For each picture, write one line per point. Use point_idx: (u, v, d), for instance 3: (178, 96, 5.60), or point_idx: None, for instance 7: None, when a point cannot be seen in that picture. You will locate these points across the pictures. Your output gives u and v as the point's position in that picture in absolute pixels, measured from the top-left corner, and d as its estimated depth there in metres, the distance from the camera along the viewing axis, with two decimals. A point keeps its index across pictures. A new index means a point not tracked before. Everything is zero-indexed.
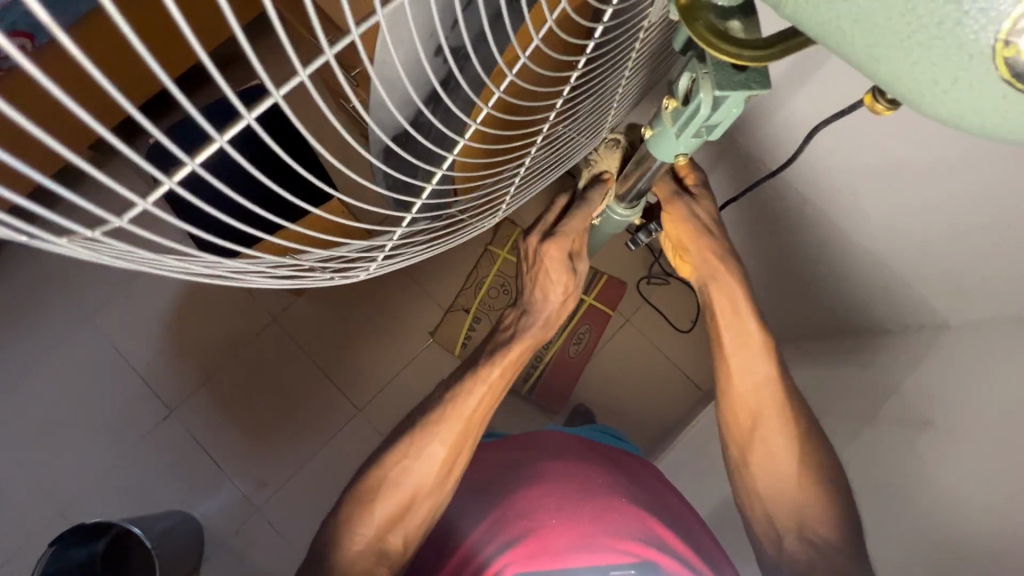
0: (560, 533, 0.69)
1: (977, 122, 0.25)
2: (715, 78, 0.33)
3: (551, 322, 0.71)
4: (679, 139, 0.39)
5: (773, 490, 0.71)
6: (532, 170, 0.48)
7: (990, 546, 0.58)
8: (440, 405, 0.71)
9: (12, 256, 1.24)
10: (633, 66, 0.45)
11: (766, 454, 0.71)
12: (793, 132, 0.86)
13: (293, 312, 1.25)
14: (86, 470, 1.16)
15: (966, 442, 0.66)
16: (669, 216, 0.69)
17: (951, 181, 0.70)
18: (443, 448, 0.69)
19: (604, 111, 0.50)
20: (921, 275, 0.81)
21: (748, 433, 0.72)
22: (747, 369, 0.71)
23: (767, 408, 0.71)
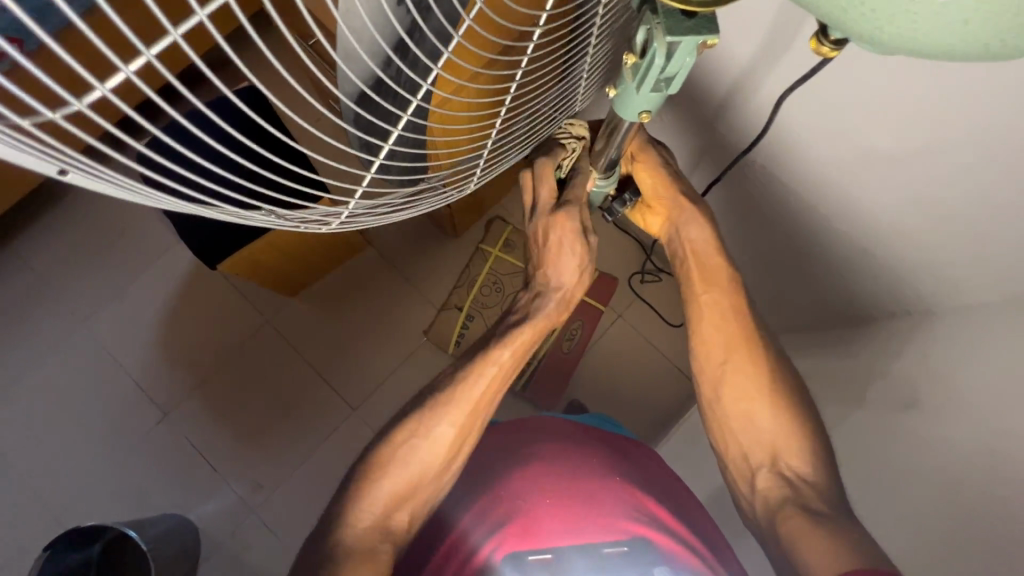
0: (553, 515, 0.70)
1: (893, 29, 0.25)
2: (667, 26, 0.34)
3: (562, 307, 0.71)
4: (639, 94, 0.40)
5: (746, 427, 0.71)
6: (501, 139, 0.49)
7: (979, 518, 0.58)
8: (448, 387, 0.69)
9: (6, 262, 1.25)
10: (596, 37, 0.46)
11: (741, 390, 0.71)
12: (754, 102, 0.86)
13: (286, 314, 1.26)
14: (81, 475, 1.15)
15: (952, 418, 0.67)
16: (642, 158, 0.75)
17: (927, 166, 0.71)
18: (450, 431, 0.68)
19: (573, 83, 0.51)
20: (902, 259, 0.82)
21: (719, 364, 0.73)
22: (715, 302, 0.74)
23: (734, 338, 0.73)
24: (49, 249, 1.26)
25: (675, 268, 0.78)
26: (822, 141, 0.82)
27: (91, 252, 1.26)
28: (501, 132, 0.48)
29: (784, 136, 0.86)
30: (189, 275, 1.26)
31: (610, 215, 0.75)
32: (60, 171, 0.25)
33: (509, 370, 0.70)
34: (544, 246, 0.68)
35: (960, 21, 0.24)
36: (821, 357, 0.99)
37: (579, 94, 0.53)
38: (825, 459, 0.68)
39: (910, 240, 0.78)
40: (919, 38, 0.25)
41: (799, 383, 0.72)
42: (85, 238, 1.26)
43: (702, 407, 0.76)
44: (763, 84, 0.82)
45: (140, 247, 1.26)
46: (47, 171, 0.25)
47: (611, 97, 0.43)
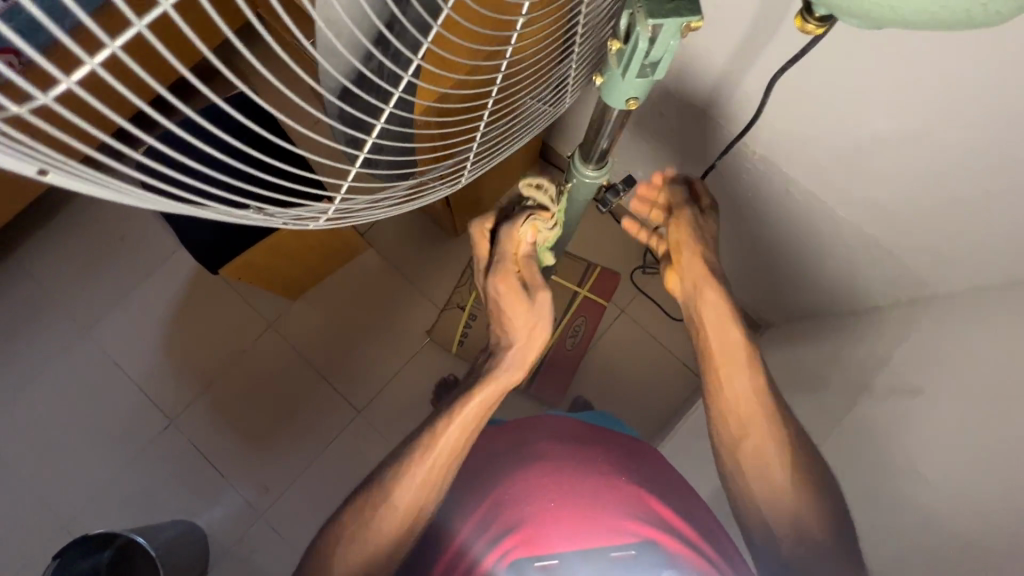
0: (564, 518, 0.69)
1: None
2: (648, 9, 0.34)
3: (518, 370, 0.70)
4: (625, 80, 0.40)
5: (767, 500, 0.68)
6: (492, 132, 0.49)
7: (986, 501, 0.58)
8: (406, 458, 0.67)
9: (10, 275, 1.26)
10: (584, 27, 0.45)
11: (745, 428, 0.70)
12: (737, 92, 0.82)
13: (288, 318, 1.26)
14: (89, 483, 1.16)
15: (956, 400, 0.67)
16: (676, 219, 0.76)
17: (919, 151, 0.70)
18: (413, 499, 0.66)
19: (562, 75, 0.50)
20: (900, 245, 0.81)
21: (739, 440, 0.70)
22: (736, 379, 0.71)
23: (755, 415, 0.70)
24: (52, 259, 1.27)
25: (697, 339, 0.77)
26: (799, 140, 0.81)
27: (93, 262, 1.27)
28: (490, 125, 0.48)
29: (772, 130, 0.84)
30: (192, 281, 1.26)
31: (604, 205, 0.74)
32: (40, 171, 0.24)
33: (476, 423, 0.69)
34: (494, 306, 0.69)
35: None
36: (826, 345, 0.98)
37: (570, 87, 0.53)
38: (819, 491, 0.67)
39: (912, 225, 0.78)
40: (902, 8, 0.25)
41: (819, 458, 0.69)
42: (87, 247, 1.27)
43: (723, 479, 0.73)
44: (749, 73, 0.78)
45: (143, 253, 1.27)
46: (28, 171, 0.24)
47: (597, 85, 0.43)
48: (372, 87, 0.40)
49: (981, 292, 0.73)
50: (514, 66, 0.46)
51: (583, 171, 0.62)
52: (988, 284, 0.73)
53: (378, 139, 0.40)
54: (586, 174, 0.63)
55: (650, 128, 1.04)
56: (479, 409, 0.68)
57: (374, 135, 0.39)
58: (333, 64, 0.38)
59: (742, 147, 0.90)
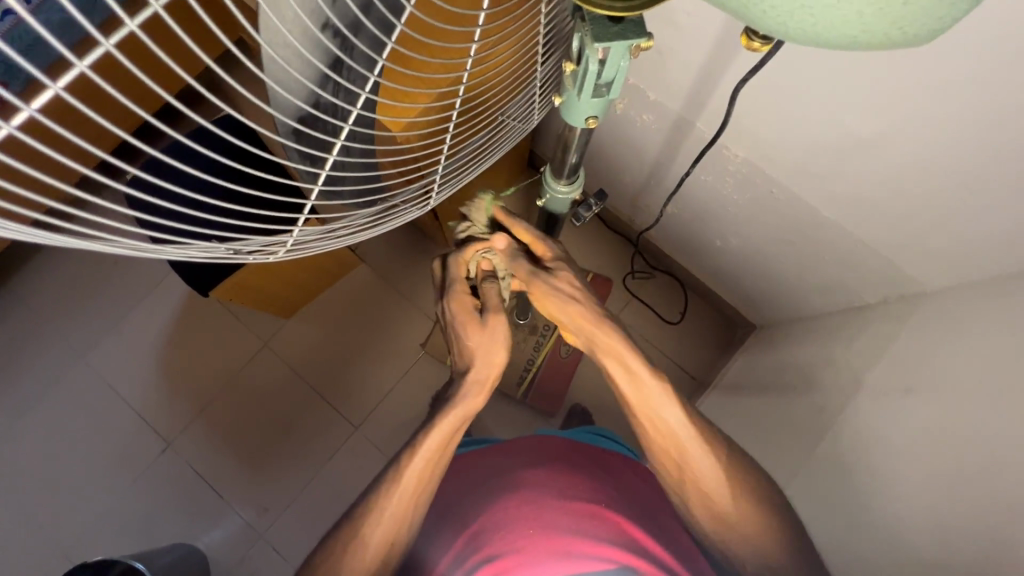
0: (541, 544, 0.65)
1: (795, 19, 0.26)
2: (593, 32, 0.34)
3: (480, 398, 0.71)
4: (582, 100, 0.41)
5: (722, 527, 0.65)
6: (460, 152, 0.50)
7: (981, 501, 0.57)
8: (375, 498, 0.66)
9: (4, 303, 1.26)
10: (546, 43, 0.46)
11: (689, 459, 0.66)
12: (712, 98, 0.82)
13: (283, 336, 1.26)
14: (88, 510, 1.16)
15: (946, 398, 0.67)
16: (535, 291, 0.72)
17: (897, 152, 0.70)
18: (383, 539, 0.65)
19: (527, 93, 0.52)
20: (887, 242, 0.82)
21: (682, 476, 0.67)
22: (661, 417, 0.67)
23: (686, 447, 0.66)
24: (45, 285, 1.27)
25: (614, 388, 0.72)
26: (782, 142, 0.82)
27: (88, 286, 1.27)
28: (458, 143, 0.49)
29: (753, 134, 0.84)
30: (185, 303, 1.27)
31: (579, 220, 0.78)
32: None
33: (438, 459, 0.68)
34: (451, 330, 0.74)
35: (851, 14, 0.25)
36: (818, 345, 0.98)
37: (537, 102, 0.53)
38: (755, 488, 0.66)
39: (897, 223, 0.78)
40: (817, 30, 0.26)
41: (762, 475, 0.67)
42: (80, 271, 1.28)
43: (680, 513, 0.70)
44: (722, 79, 0.78)
45: (136, 277, 1.28)
46: None
47: (558, 106, 0.43)
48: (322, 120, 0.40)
49: (969, 288, 0.74)
50: (475, 85, 0.47)
51: (555, 186, 0.63)
52: (976, 279, 0.73)
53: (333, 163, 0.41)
54: (559, 189, 0.63)
55: (634, 135, 1.04)
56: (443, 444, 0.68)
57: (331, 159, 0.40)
58: (281, 109, 0.37)
59: (724, 149, 0.90)
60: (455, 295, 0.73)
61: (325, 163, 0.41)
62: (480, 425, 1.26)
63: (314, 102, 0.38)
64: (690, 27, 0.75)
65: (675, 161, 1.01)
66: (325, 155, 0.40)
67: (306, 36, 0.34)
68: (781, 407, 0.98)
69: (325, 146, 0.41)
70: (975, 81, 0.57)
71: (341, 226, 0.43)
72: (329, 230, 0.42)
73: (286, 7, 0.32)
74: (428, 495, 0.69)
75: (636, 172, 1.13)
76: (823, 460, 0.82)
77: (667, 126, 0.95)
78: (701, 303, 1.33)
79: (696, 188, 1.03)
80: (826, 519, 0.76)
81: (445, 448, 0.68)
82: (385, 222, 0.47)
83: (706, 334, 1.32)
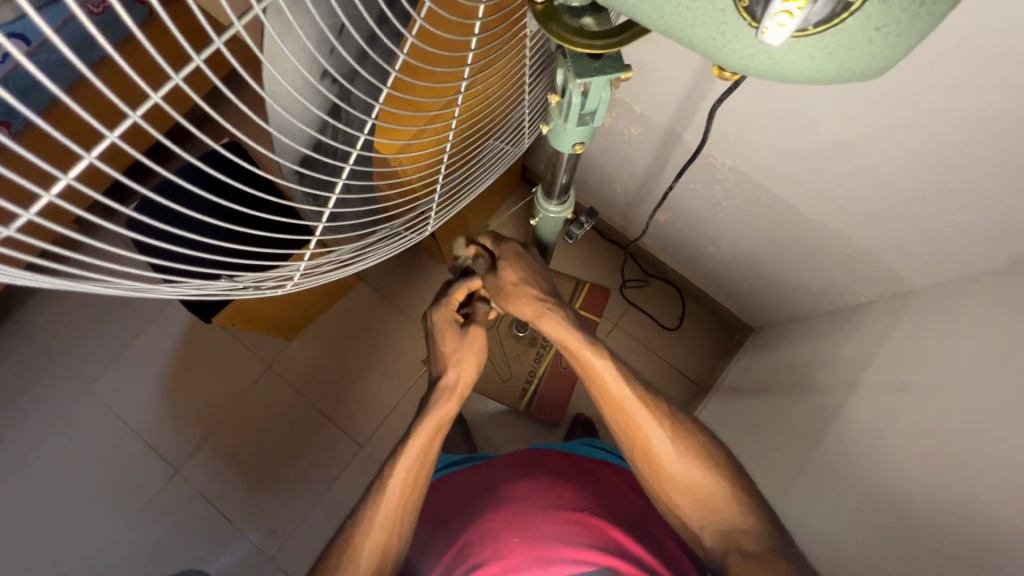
0: (525, 550, 0.66)
1: (753, 59, 0.29)
2: (575, 69, 0.37)
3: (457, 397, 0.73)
4: (568, 129, 0.43)
5: (680, 491, 0.66)
6: (453, 179, 0.52)
7: (978, 492, 0.58)
8: (365, 508, 0.67)
9: (8, 338, 1.27)
10: (532, 72, 0.48)
11: (640, 433, 0.68)
12: (697, 109, 0.84)
13: (287, 357, 1.28)
14: (98, 540, 1.16)
15: (939, 394, 0.68)
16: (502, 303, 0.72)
17: (877, 156, 0.73)
18: (375, 547, 0.65)
19: (516, 119, 0.54)
20: (877, 242, 0.83)
21: (634, 442, 0.68)
22: (609, 380, 0.69)
23: (635, 410, 0.68)
24: (48, 319, 1.28)
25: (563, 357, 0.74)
26: (768, 151, 0.84)
27: (89, 317, 1.28)
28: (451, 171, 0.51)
29: (740, 142, 0.86)
30: (187, 330, 1.28)
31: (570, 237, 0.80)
32: None
33: (417, 470, 0.69)
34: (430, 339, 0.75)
35: (803, 54, 0.28)
36: (814, 345, 0.99)
37: (527, 127, 0.56)
38: (709, 451, 0.67)
39: (885, 223, 0.80)
40: (776, 66, 0.29)
41: (715, 440, 0.69)
42: (81, 304, 1.29)
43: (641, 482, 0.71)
44: (708, 93, 0.80)
45: (138, 306, 1.29)
46: None
47: (546, 133, 0.45)
48: (322, 163, 0.42)
49: (959, 284, 0.75)
50: (467, 113, 0.49)
51: (547, 207, 0.64)
52: (966, 274, 0.74)
53: (336, 196, 0.43)
54: (550, 210, 0.65)
55: (623, 148, 1.06)
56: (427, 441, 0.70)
57: (333, 194, 0.42)
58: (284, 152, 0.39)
59: (712, 159, 0.92)
60: (444, 305, 0.73)
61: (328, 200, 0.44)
62: (485, 438, 1.27)
63: (314, 144, 0.41)
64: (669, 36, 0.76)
65: (664, 171, 1.03)
66: (326, 193, 0.43)
67: (303, 85, 0.36)
68: (779, 408, 0.99)
69: (327, 184, 0.43)
70: (953, 84, 0.59)
71: (323, 263, 0.44)
72: (321, 262, 0.44)
73: (285, 60, 0.35)
74: (415, 509, 0.70)
75: (627, 183, 1.15)
76: (824, 459, 0.83)
77: (655, 139, 0.97)
78: (698, 308, 1.34)
79: (686, 197, 1.05)
80: (828, 518, 0.77)
81: (429, 447, 0.70)
82: (379, 250, 0.49)
83: (705, 338, 1.33)
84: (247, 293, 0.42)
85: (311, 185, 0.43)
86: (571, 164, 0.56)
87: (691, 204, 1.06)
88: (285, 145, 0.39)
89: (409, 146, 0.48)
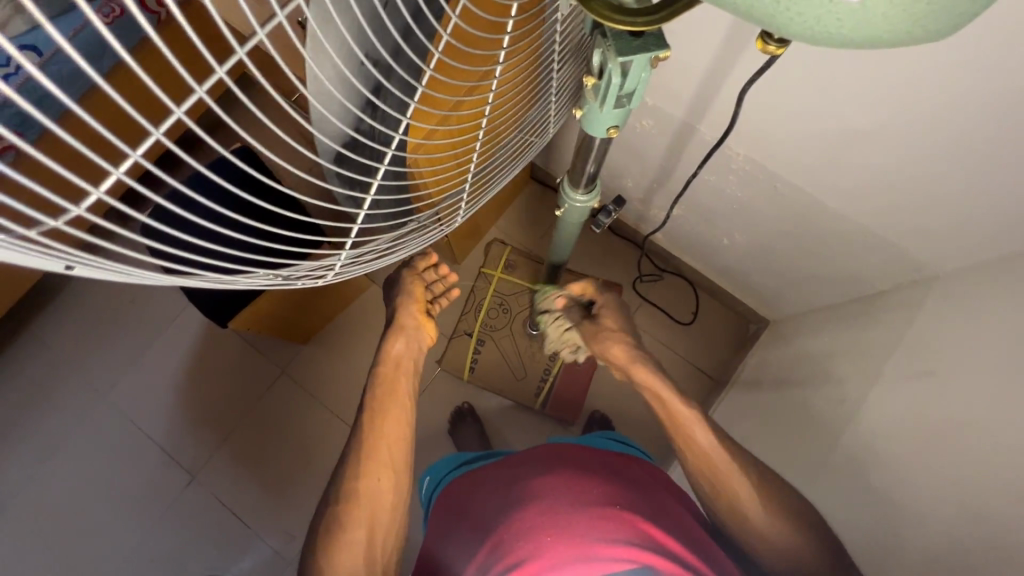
0: (563, 550, 0.64)
1: (820, 25, 0.28)
2: (616, 47, 0.36)
3: (405, 333, 0.80)
4: (604, 110, 0.42)
5: (765, 542, 0.70)
6: (480, 172, 0.53)
7: (1009, 471, 0.58)
8: (355, 450, 0.72)
9: (22, 349, 1.27)
10: (561, 58, 0.48)
11: (701, 451, 0.76)
12: (714, 101, 0.84)
13: (301, 362, 1.27)
14: (116, 547, 1.16)
15: (963, 378, 0.68)
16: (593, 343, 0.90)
17: (896, 142, 0.72)
18: (372, 483, 0.71)
19: (543, 108, 0.54)
20: (897, 229, 0.82)
21: (716, 488, 0.74)
22: (697, 433, 0.76)
23: (720, 460, 0.74)
24: (62, 329, 1.28)
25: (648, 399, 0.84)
26: (782, 140, 0.83)
27: (103, 325, 1.29)
28: (478, 163, 0.52)
29: (755, 132, 0.85)
30: (202, 335, 1.28)
31: (595, 228, 0.79)
32: (68, 266, 0.28)
33: (398, 407, 0.76)
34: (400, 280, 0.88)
35: (875, 16, 0.27)
36: (835, 335, 0.98)
37: (554, 113, 0.55)
38: (775, 496, 0.72)
39: (904, 209, 0.79)
40: (843, 30, 0.28)
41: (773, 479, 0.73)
42: (96, 313, 1.29)
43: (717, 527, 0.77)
44: (723, 82, 0.80)
45: (152, 313, 1.29)
46: (57, 268, 0.28)
47: (579, 118, 0.45)
48: (362, 147, 0.42)
49: (985, 268, 0.74)
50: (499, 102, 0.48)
51: (573, 196, 0.64)
52: (992, 258, 0.74)
53: (375, 182, 0.43)
54: (577, 199, 0.64)
55: (635, 143, 1.06)
56: (396, 378, 0.77)
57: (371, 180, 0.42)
58: (326, 135, 0.38)
59: (727, 150, 0.92)
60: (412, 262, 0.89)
61: (364, 186, 0.44)
62: (500, 438, 1.26)
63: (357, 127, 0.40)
64: (679, 28, 0.76)
65: (677, 164, 1.03)
66: (367, 179, 0.43)
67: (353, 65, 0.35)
68: (801, 400, 0.98)
69: (366, 169, 0.43)
70: (975, 61, 0.58)
71: (365, 251, 0.44)
72: (361, 252, 0.43)
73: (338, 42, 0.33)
74: (404, 449, 0.75)
75: (639, 177, 1.15)
76: (851, 448, 0.81)
77: (667, 132, 0.97)
78: (712, 302, 1.33)
79: (700, 189, 1.05)
80: (857, 508, 0.76)
81: (400, 382, 0.78)
82: (413, 243, 0.49)
83: (720, 332, 1.32)
84: (294, 285, 0.41)
85: (350, 170, 0.42)
86: (599, 150, 0.55)
87: (704, 196, 1.06)
88: (328, 127, 0.38)
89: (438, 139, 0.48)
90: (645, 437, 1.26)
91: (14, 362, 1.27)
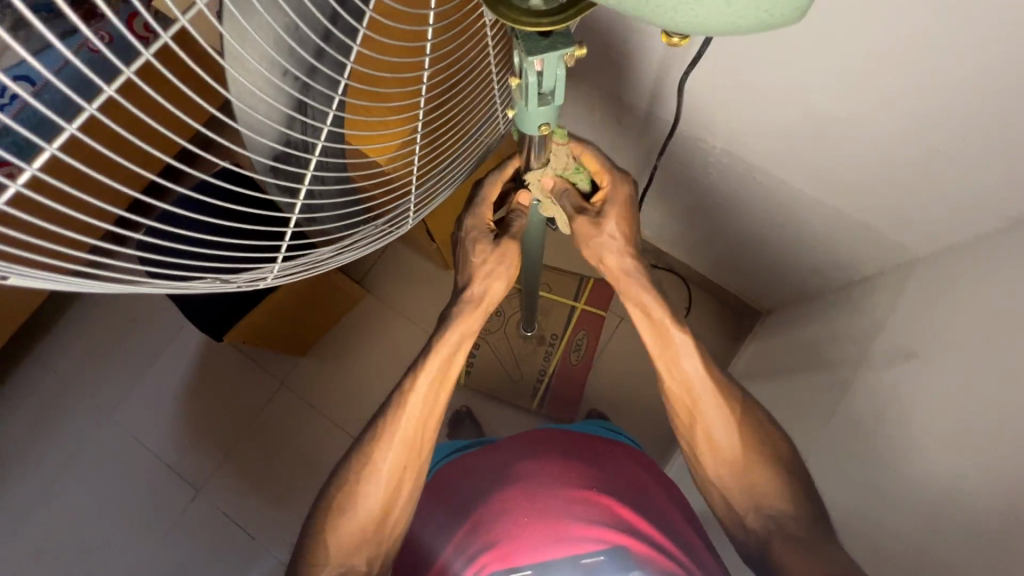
0: (534, 528, 0.69)
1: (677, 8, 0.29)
2: (526, 47, 0.38)
3: (482, 314, 0.68)
4: (532, 108, 0.43)
5: (731, 484, 0.68)
6: (428, 172, 0.54)
7: (993, 449, 0.58)
8: (380, 430, 0.67)
9: (28, 374, 1.31)
10: (495, 53, 0.50)
11: (680, 392, 0.69)
12: (674, 96, 0.87)
13: (300, 373, 1.29)
14: (125, 563, 1.19)
15: (943, 360, 0.69)
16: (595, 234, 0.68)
17: (863, 129, 0.73)
18: (391, 471, 0.67)
19: (488, 108, 0.56)
20: (875, 214, 0.83)
21: (691, 424, 0.69)
22: (687, 368, 0.68)
23: (701, 400, 0.68)
24: (65, 352, 1.31)
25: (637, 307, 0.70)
26: (753, 130, 0.84)
27: (106, 347, 1.32)
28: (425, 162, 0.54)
29: (729, 123, 0.86)
30: (201, 352, 1.31)
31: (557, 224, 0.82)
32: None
33: (438, 401, 0.68)
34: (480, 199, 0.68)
35: None
36: (822, 322, 0.98)
37: (500, 114, 0.58)
38: (788, 466, 0.67)
39: (878, 193, 0.79)
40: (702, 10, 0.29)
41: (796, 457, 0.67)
42: (98, 336, 1.32)
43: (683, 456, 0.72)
44: (677, 69, 0.81)
45: (152, 333, 1.32)
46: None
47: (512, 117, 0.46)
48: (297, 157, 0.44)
49: (962, 248, 0.75)
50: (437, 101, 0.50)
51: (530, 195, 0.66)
52: (970, 236, 0.74)
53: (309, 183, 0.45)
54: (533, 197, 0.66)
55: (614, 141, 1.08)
56: (445, 369, 0.67)
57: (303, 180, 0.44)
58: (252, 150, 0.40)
59: (703, 143, 0.93)
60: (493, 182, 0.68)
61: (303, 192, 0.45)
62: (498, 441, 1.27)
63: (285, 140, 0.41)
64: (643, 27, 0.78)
65: (656, 160, 1.04)
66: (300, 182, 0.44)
67: (267, 86, 0.37)
68: (791, 388, 0.98)
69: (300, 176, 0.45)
70: (929, 35, 0.58)
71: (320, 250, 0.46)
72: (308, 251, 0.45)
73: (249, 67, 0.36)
74: (432, 443, 0.69)
75: None
76: (839, 434, 0.82)
77: (640, 127, 0.99)
78: (705, 296, 1.33)
79: (681, 184, 1.06)
80: (846, 493, 0.76)
81: (450, 373, 0.68)
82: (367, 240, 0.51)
83: (714, 325, 1.31)
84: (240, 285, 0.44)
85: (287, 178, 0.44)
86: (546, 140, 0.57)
87: (683, 189, 1.06)
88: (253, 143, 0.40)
89: (381, 143, 0.51)
90: (643, 433, 1.26)
91: (20, 386, 1.30)
